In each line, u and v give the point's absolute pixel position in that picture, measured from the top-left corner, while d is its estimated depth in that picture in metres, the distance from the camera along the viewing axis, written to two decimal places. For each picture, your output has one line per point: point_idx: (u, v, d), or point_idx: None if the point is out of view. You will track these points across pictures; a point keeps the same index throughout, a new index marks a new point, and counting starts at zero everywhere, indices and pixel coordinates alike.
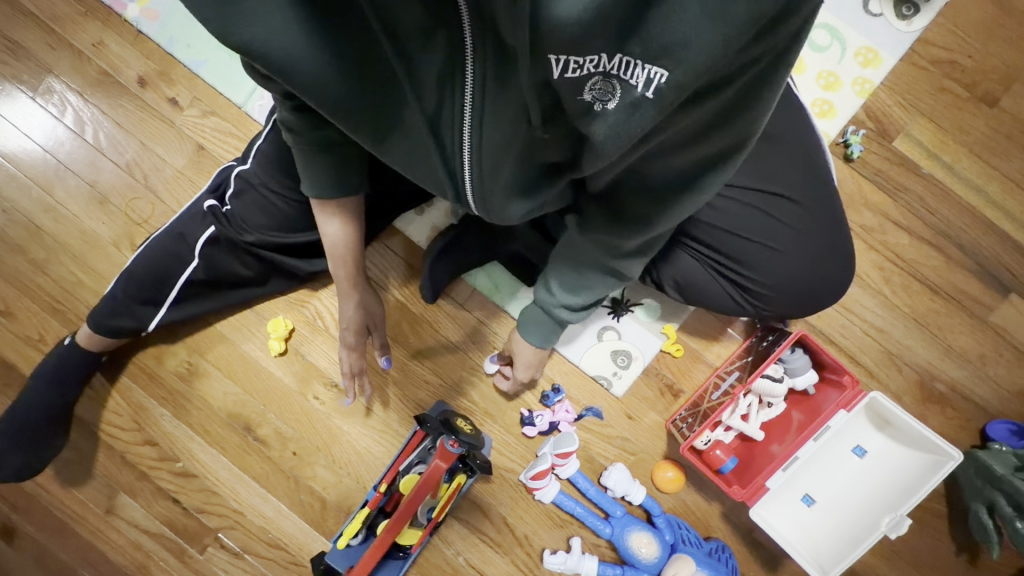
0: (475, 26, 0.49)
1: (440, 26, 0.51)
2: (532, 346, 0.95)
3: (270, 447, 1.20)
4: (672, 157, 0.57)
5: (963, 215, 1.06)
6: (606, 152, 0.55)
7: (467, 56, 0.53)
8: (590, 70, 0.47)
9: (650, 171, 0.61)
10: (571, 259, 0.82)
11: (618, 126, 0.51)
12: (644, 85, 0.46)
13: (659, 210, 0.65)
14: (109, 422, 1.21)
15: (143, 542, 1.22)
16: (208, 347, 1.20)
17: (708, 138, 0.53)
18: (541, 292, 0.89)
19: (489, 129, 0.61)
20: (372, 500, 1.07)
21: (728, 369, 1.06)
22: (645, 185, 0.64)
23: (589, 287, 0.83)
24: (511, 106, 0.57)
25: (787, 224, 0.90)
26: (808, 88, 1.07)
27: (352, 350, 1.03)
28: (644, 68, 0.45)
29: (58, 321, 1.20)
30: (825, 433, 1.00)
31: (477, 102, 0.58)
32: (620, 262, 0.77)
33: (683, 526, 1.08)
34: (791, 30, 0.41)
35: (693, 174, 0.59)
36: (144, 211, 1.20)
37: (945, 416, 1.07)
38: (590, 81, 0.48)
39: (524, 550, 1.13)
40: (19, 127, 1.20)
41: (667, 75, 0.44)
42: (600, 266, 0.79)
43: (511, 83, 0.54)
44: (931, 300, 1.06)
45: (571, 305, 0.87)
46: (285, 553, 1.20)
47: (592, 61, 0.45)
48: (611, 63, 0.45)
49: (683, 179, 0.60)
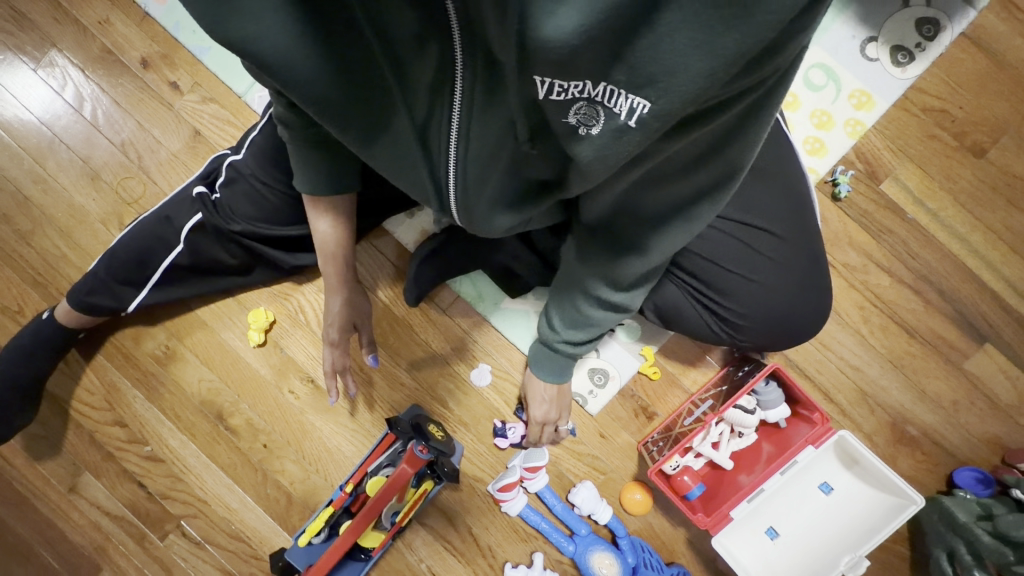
0: (465, 41, 0.50)
1: (430, 36, 0.52)
2: (544, 380, 0.96)
3: (240, 437, 1.19)
4: (664, 184, 0.59)
5: (945, 262, 1.07)
6: (593, 172, 0.56)
7: (457, 69, 0.54)
8: (575, 94, 0.48)
9: (641, 197, 0.62)
10: (571, 297, 0.82)
11: (603, 149, 0.52)
12: (628, 113, 0.47)
13: (654, 234, 0.66)
14: (81, 399, 1.20)
15: (104, 524, 1.20)
16: (186, 332, 1.20)
17: (700, 165, 0.55)
18: (547, 331, 0.90)
19: (477, 142, 0.62)
20: (337, 498, 1.07)
21: (702, 396, 1.08)
22: (637, 211, 0.65)
23: (592, 324, 0.84)
24: (499, 122, 0.58)
25: (769, 257, 0.91)
26: (801, 126, 1.08)
27: (333, 347, 1.02)
28: (627, 98, 0.45)
29: (39, 294, 1.20)
30: (793, 467, 1.01)
31: (466, 114, 0.59)
32: (622, 296, 0.78)
33: (647, 550, 1.08)
34: (776, 66, 0.42)
35: (686, 202, 0.60)
36: (135, 191, 1.20)
37: (914, 459, 1.07)
38: (576, 105, 0.49)
39: (486, 561, 1.13)
40: (18, 97, 1.20)
41: (651, 105, 0.45)
42: (604, 302, 0.80)
43: (497, 99, 0.55)
44: (908, 343, 1.07)
45: (572, 340, 0.87)
46: (246, 546, 1.18)
47: (577, 86, 0.47)
48: (596, 90, 0.46)
49: (677, 206, 0.61)
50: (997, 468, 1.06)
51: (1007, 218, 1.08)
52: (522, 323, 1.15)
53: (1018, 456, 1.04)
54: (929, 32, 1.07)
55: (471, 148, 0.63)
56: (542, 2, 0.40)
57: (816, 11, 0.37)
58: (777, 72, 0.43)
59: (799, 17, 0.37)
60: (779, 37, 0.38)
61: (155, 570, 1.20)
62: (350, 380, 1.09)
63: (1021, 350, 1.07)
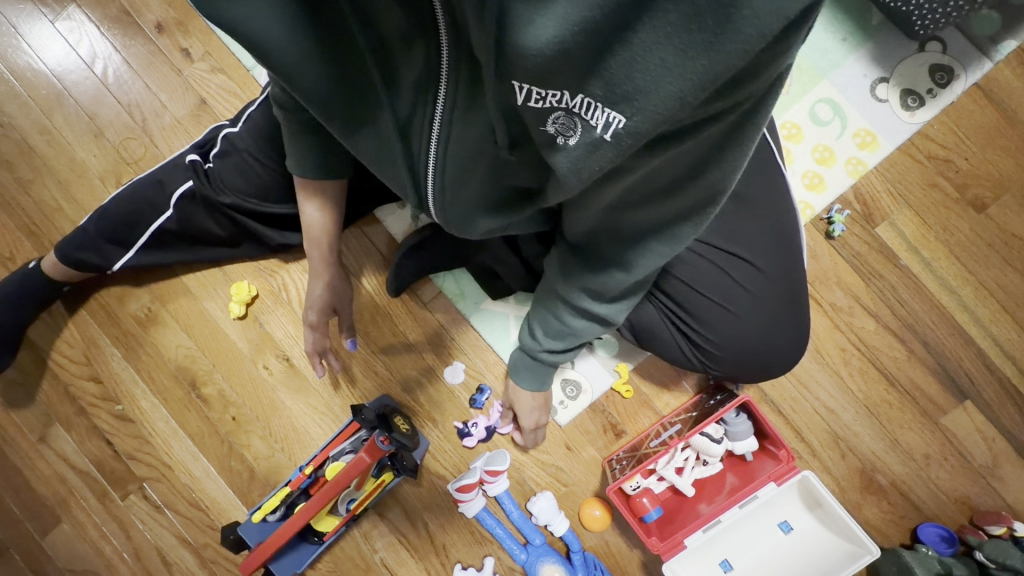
0: (451, 42, 0.50)
1: (418, 35, 0.52)
2: (525, 390, 0.95)
3: (211, 407, 1.20)
4: (645, 199, 0.59)
5: (933, 314, 1.06)
6: (569, 184, 0.55)
7: (443, 68, 0.54)
8: (553, 104, 0.48)
9: (624, 211, 0.62)
10: (554, 306, 0.81)
11: (579, 162, 0.51)
12: (603, 127, 0.46)
13: (635, 248, 0.66)
14: (60, 352, 1.21)
15: (69, 478, 1.21)
16: (170, 296, 1.21)
17: (680, 184, 0.54)
18: (528, 339, 0.89)
19: (459, 140, 0.62)
20: (294, 479, 1.07)
21: (672, 420, 1.08)
22: (620, 227, 0.65)
23: (574, 334, 0.82)
24: (481, 124, 0.58)
25: (749, 288, 0.90)
26: (802, 159, 1.07)
27: (313, 330, 1.02)
28: (603, 111, 0.45)
29: (31, 244, 1.21)
30: (752, 502, 1.00)
31: (449, 113, 0.59)
32: (604, 306, 0.77)
33: (598, 567, 1.07)
34: (752, 91, 0.41)
35: (668, 220, 0.60)
36: (136, 152, 1.21)
37: (880, 509, 1.05)
38: (554, 114, 0.49)
39: (439, 560, 1.12)
40: (33, 48, 1.21)
41: (625, 121, 0.45)
42: (586, 312, 0.79)
43: (480, 102, 0.55)
44: (886, 391, 1.06)
45: (554, 349, 0.87)
46: (204, 515, 1.19)
47: (555, 96, 0.47)
48: (573, 101, 0.46)
49: (657, 225, 0.61)
50: (963, 527, 1.04)
51: (1001, 277, 1.06)
52: (500, 326, 1.15)
53: (985, 518, 1.02)
54: (941, 79, 1.06)
55: (451, 146, 0.63)
56: (523, 13, 0.40)
57: (790, 42, 0.36)
58: (753, 98, 0.42)
59: (773, 46, 0.36)
60: (753, 64, 0.38)
61: (113, 529, 1.20)
62: (332, 360, 1.09)
63: (1000, 412, 1.05)
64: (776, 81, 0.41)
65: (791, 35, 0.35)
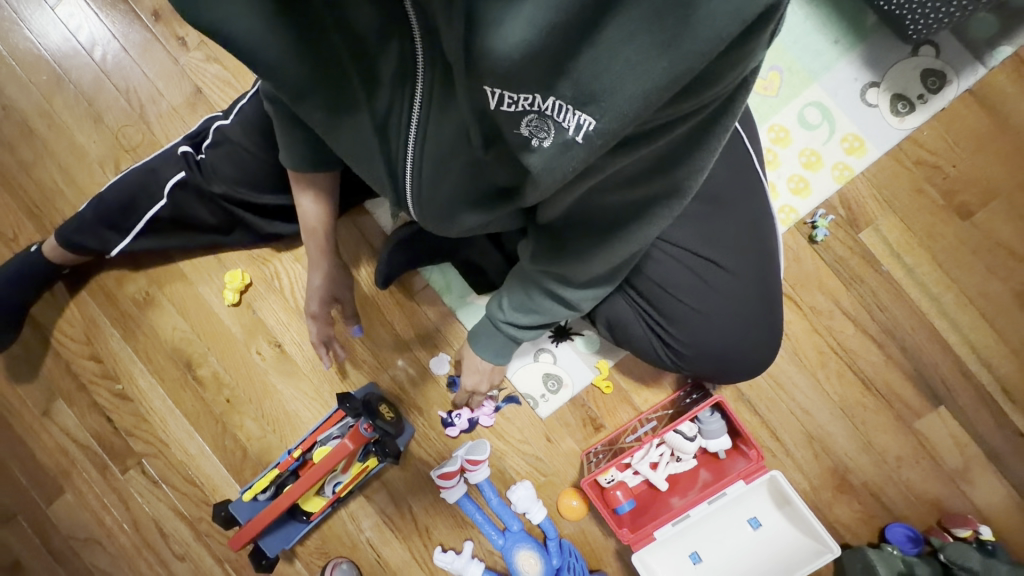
0: (425, 43, 0.52)
1: (393, 33, 0.54)
2: (484, 360, 0.94)
3: (205, 389, 1.24)
4: (617, 190, 0.60)
5: (913, 319, 1.06)
6: (544, 185, 0.54)
7: (418, 66, 0.55)
8: (525, 107, 0.47)
9: (596, 202, 0.63)
10: (527, 282, 0.84)
11: (551, 163, 0.50)
12: (575, 129, 0.46)
13: (608, 236, 0.67)
14: (62, 331, 1.26)
15: (71, 451, 1.26)
16: (167, 281, 1.24)
17: (648, 178, 0.56)
18: (495, 309, 0.89)
19: (437, 136, 0.63)
20: (283, 462, 1.11)
21: (648, 417, 1.11)
22: (592, 219, 0.67)
23: (540, 312, 0.85)
24: (457, 121, 0.58)
25: (720, 291, 0.92)
26: (789, 163, 1.07)
27: (311, 325, 1.05)
28: (574, 113, 0.45)
29: (33, 225, 1.24)
30: (722, 499, 1.03)
31: (427, 111, 0.60)
32: (572, 291, 0.80)
33: (573, 554, 1.12)
34: (717, 93, 0.42)
35: (640, 210, 0.61)
36: (134, 138, 1.23)
37: (851, 508, 1.08)
38: (526, 117, 0.48)
39: (421, 540, 1.17)
40: (32, 31, 1.23)
41: (595, 123, 0.44)
42: (554, 294, 0.81)
43: (454, 101, 0.56)
44: (862, 393, 1.07)
45: (517, 322, 0.88)
46: (199, 491, 1.24)
47: (526, 99, 0.46)
48: (545, 103, 0.46)
49: (628, 216, 0.63)
50: (930, 528, 1.07)
51: (984, 284, 1.06)
52: None
53: (953, 521, 1.04)
54: (932, 85, 1.05)
55: (429, 140, 0.64)
56: (491, 14, 0.40)
57: (749, 45, 0.37)
58: (719, 98, 0.43)
59: (733, 48, 0.37)
60: (714, 67, 0.39)
61: (112, 500, 1.26)
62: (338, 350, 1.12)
63: (974, 417, 1.06)
64: (737, 85, 0.42)
65: (754, 33, 0.35)
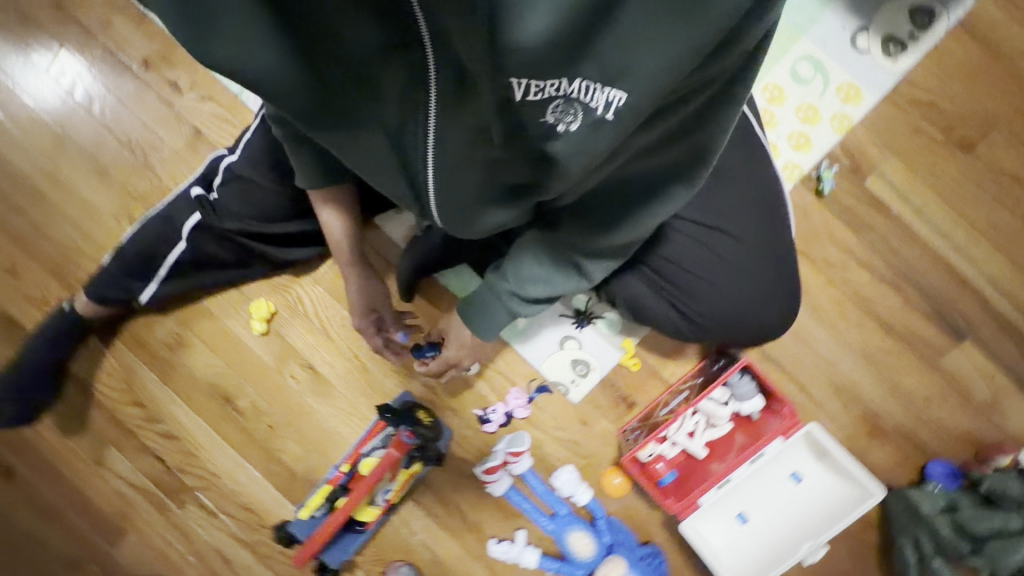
0: (434, 55, 0.53)
1: (397, 48, 0.54)
2: (483, 337, 0.90)
3: (245, 418, 1.28)
4: (636, 164, 0.62)
5: (927, 259, 1.07)
6: (572, 169, 0.56)
7: (427, 76, 0.56)
8: (551, 93, 0.47)
9: (616, 180, 0.65)
10: (538, 252, 0.81)
11: (580, 144, 0.52)
12: (604, 107, 0.48)
13: (630, 211, 0.68)
14: (101, 381, 1.30)
15: (127, 493, 1.31)
16: (194, 320, 1.28)
17: (669, 147, 0.58)
18: (499, 279, 0.84)
19: (453, 140, 0.64)
20: (333, 478, 1.16)
21: (679, 388, 1.13)
22: (612, 198, 0.68)
23: (551, 281, 0.82)
24: (472, 123, 0.59)
25: (734, 259, 0.94)
26: (787, 120, 1.06)
27: (361, 331, 1.09)
28: (602, 91, 0.47)
29: (58, 284, 1.28)
30: (761, 458, 1.06)
31: (443, 114, 0.61)
32: (591, 262, 0.79)
33: (623, 530, 1.15)
34: (738, 55, 0.45)
35: (662, 182, 0.63)
36: (141, 186, 1.26)
37: (888, 451, 1.09)
38: (552, 103, 0.49)
39: (473, 535, 1.21)
40: (28, 96, 1.26)
41: (625, 97, 0.47)
42: (570, 266, 0.81)
43: (468, 105, 0.57)
44: (885, 338, 1.08)
45: (525, 293, 0.84)
46: (254, 515, 1.29)
47: (553, 85, 0.46)
48: (571, 86, 0.47)
49: (649, 188, 0.65)
50: (968, 462, 1.08)
51: (994, 215, 1.06)
52: None
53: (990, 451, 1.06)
54: (922, 22, 1.05)
55: (446, 145, 0.65)
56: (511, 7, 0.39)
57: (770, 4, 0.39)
58: (739, 61, 0.46)
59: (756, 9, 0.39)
60: (739, 29, 0.41)
61: (173, 535, 1.31)
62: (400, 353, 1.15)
63: (999, 348, 1.07)
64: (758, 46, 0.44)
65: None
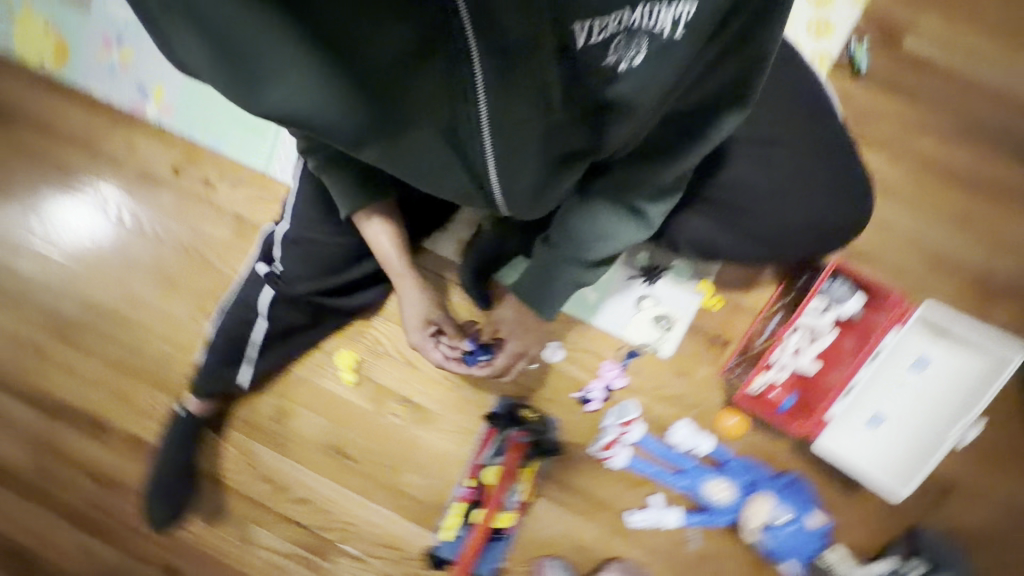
0: (477, 33, 0.55)
1: (435, 36, 0.55)
2: (551, 314, 0.90)
3: (362, 464, 1.34)
4: (689, 101, 0.71)
5: (988, 105, 1.03)
6: (637, 99, 0.65)
7: (471, 55, 0.56)
8: (614, 29, 0.58)
9: (669, 121, 0.74)
10: (592, 211, 0.83)
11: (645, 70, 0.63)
12: (666, 28, 0.60)
13: (687, 142, 0.75)
14: (226, 467, 1.39)
15: (279, 562, 1.40)
16: (290, 388, 1.35)
17: (716, 74, 0.69)
18: (557, 248, 0.85)
19: (509, 116, 0.63)
20: (464, 494, 1.22)
21: (771, 312, 1.11)
22: (667, 139, 0.75)
23: (611, 235, 0.83)
24: (530, 91, 0.61)
25: (789, 167, 0.92)
26: (802, 11, 1.02)
27: (419, 346, 1.12)
28: (664, 14, 0.59)
29: (164, 393, 1.38)
30: (880, 356, 1.04)
31: (492, 89, 0.60)
32: (649, 203, 0.82)
33: (755, 467, 1.14)
34: None
35: (712, 108, 0.72)
36: (206, 283, 1.34)
37: (1009, 309, 1.03)
38: (615, 41, 0.60)
39: (607, 514, 1.21)
40: (86, 234, 1.36)
41: (685, 15, 0.60)
42: (628, 213, 0.83)
43: (518, 72, 0.59)
44: (970, 197, 1.03)
45: (589, 256, 0.85)
46: (397, 550, 1.35)
47: (618, 18, 0.58)
48: (633, 15, 0.58)
49: (702, 118, 0.73)
50: None
51: None
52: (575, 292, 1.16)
53: None
54: None
55: (504, 124, 0.64)
56: None
57: None
58: None
59: None
60: None
61: None
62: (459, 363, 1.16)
63: None
64: None
65: None
